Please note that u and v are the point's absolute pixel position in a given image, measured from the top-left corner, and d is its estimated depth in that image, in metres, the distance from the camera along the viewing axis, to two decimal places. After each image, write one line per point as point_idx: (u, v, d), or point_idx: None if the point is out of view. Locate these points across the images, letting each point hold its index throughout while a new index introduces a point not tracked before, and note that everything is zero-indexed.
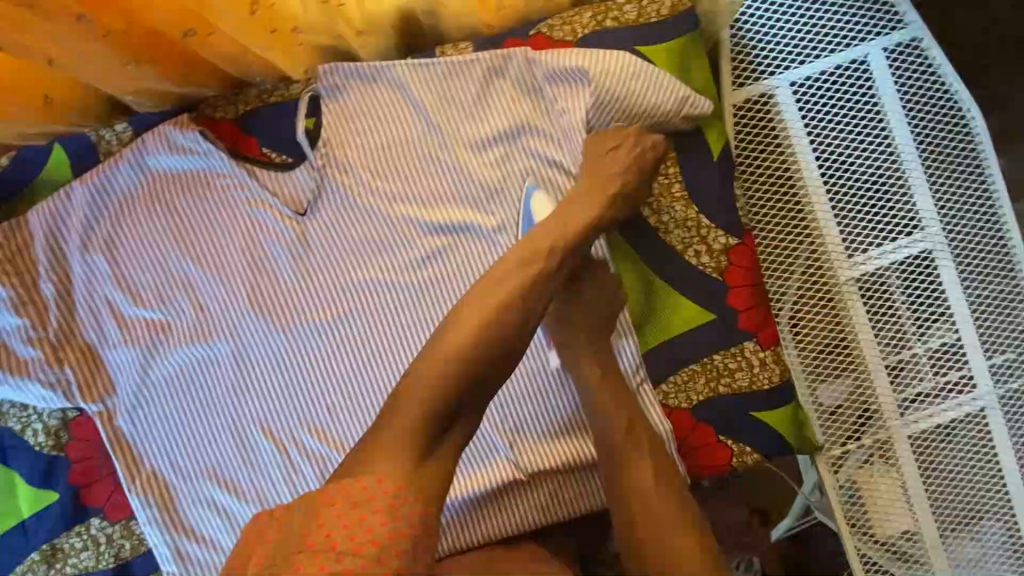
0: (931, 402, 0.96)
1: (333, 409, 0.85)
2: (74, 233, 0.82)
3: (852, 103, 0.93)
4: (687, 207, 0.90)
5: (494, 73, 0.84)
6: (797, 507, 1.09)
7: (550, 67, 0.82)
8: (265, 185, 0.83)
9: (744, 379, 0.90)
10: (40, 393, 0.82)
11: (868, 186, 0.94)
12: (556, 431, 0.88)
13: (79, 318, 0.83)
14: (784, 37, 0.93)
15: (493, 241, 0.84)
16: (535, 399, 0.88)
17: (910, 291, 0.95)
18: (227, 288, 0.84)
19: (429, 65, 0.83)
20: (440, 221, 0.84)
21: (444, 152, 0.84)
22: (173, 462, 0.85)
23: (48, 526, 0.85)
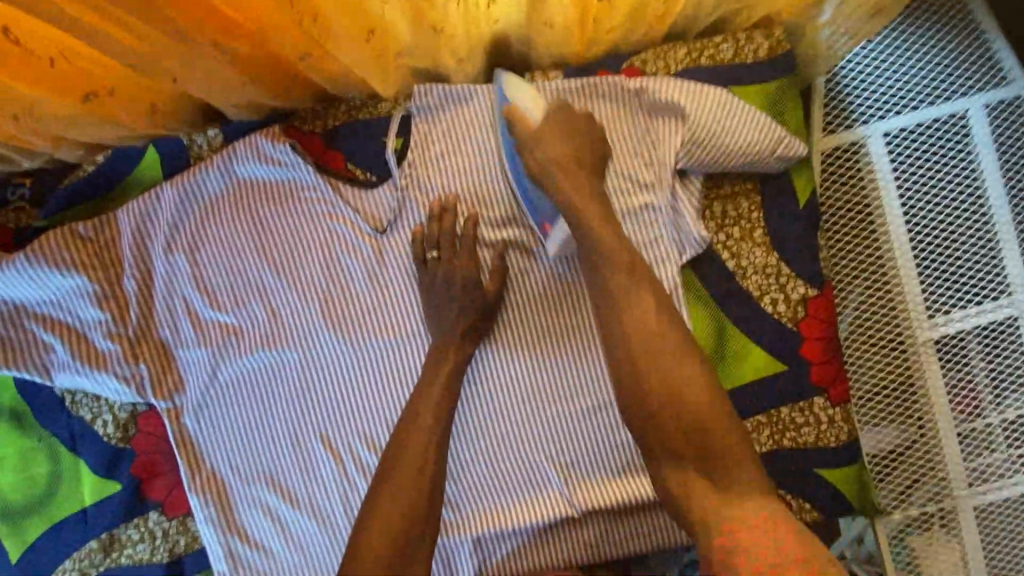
0: (1003, 475, 0.92)
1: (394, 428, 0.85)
2: (160, 233, 0.83)
3: (947, 160, 0.90)
4: (768, 253, 0.87)
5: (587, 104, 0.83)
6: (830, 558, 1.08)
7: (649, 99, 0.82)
8: (347, 201, 0.83)
9: (810, 435, 0.88)
10: (115, 387, 0.83)
11: (956, 246, 0.90)
12: (607, 470, 0.86)
13: (156, 315, 0.85)
14: (883, 86, 0.90)
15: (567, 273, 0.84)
16: (587, 438, 0.86)
17: (990, 358, 0.91)
18: (300, 298, 0.84)
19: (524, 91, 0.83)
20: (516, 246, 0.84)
21: None
22: (233, 465, 0.86)
23: (109, 515, 0.86)
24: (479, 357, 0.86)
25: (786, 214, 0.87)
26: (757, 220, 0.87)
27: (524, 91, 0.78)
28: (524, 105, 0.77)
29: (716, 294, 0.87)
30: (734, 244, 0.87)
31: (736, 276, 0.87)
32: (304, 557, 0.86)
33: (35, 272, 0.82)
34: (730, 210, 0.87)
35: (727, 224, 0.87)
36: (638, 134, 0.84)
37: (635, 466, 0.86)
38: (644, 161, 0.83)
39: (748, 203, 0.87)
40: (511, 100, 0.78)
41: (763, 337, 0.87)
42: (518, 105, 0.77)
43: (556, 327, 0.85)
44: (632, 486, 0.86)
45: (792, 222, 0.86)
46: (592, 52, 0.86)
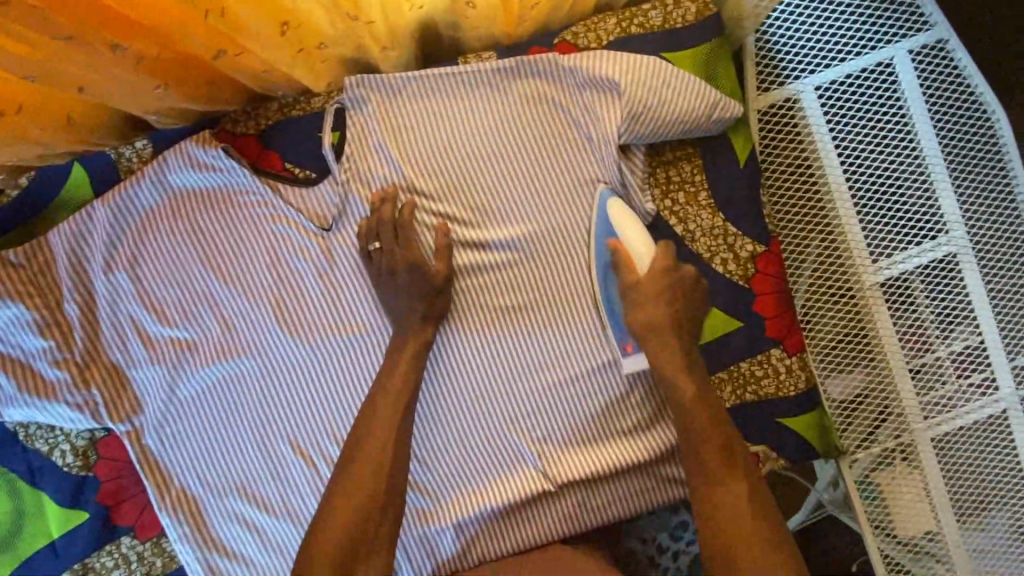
0: (954, 405, 0.97)
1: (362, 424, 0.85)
2: (96, 252, 0.81)
3: (877, 107, 0.93)
4: (714, 214, 0.88)
5: (522, 82, 0.83)
6: (809, 502, 1.12)
7: (583, 75, 0.82)
8: (288, 202, 0.82)
9: (771, 386, 0.91)
10: (68, 415, 0.81)
11: (893, 189, 0.93)
12: (586, 437, 0.88)
13: (102, 337, 0.82)
14: (811, 40, 0.92)
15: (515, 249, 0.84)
16: (566, 409, 0.87)
17: (933, 294, 0.95)
18: (251, 303, 0.83)
19: (455, 75, 0.82)
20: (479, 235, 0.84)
21: (478, 164, 0.83)
22: (202, 479, 0.85)
23: (79, 545, 0.84)
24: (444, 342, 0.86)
25: (729, 174, 0.88)
26: (701, 183, 0.88)
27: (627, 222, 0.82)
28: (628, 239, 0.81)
29: None
30: (681, 208, 0.88)
31: (686, 240, 0.88)
32: (285, 563, 0.86)
33: None
34: (674, 174, 0.88)
35: (672, 189, 0.88)
36: (576, 109, 0.83)
37: (614, 430, 0.88)
38: (585, 138, 0.84)
39: (691, 166, 0.88)
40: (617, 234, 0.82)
41: (716, 297, 0.89)
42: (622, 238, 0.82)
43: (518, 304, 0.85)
44: (616, 448, 0.88)
45: (735, 181, 0.87)
46: (523, 29, 0.86)
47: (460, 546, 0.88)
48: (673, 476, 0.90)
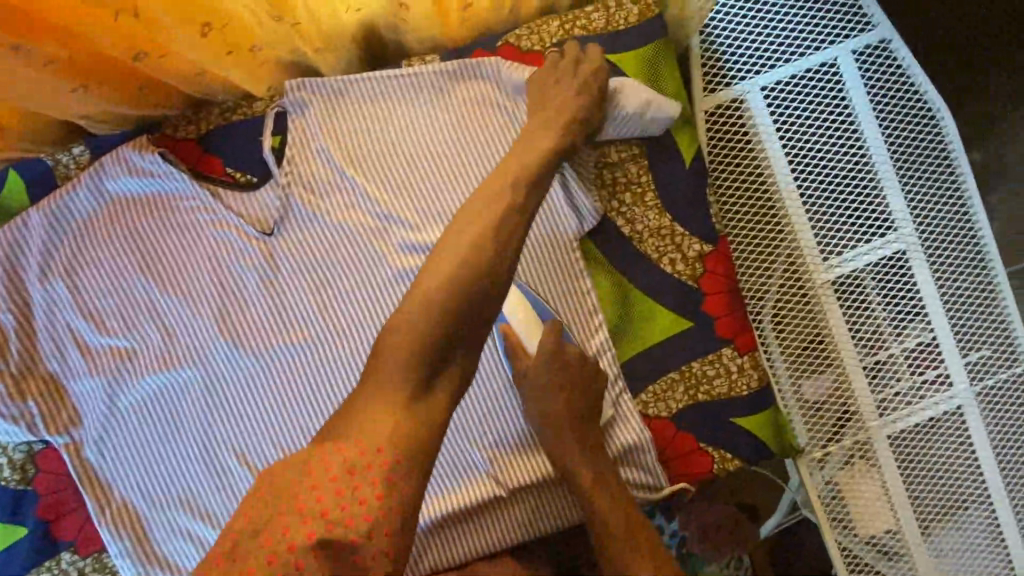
0: (909, 401, 0.97)
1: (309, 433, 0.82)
2: (33, 261, 0.79)
3: (823, 107, 0.93)
4: (661, 215, 0.88)
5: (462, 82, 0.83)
6: (782, 506, 1.08)
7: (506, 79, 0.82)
8: (231, 207, 0.81)
9: (724, 386, 0.90)
10: (4, 428, 0.79)
11: (842, 188, 0.94)
12: (538, 441, 0.87)
13: (40, 348, 0.80)
14: (754, 41, 0.93)
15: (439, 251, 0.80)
16: (516, 413, 0.87)
17: (886, 292, 0.96)
18: (193, 311, 0.82)
19: (396, 76, 0.82)
20: (418, 241, 0.81)
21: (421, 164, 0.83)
22: (144, 493, 0.83)
23: (18, 561, 0.82)
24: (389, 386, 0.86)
25: (676, 174, 0.87)
26: (647, 184, 0.88)
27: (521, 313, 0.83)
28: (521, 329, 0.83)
29: (617, 261, 0.88)
30: (628, 209, 0.88)
31: (634, 240, 0.88)
32: None
33: None
34: (620, 175, 0.88)
35: (619, 189, 0.87)
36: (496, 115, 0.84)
37: None
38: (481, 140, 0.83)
39: (637, 167, 0.87)
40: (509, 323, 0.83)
41: (666, 297, 0.89)
42: (514, 327, 0.83)
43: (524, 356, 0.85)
44: None
45: (681, 181, 0.87)
46: (467, 32, 0.86)
47: (413, 555, 0.86)
48: (569, 501, 0.87)
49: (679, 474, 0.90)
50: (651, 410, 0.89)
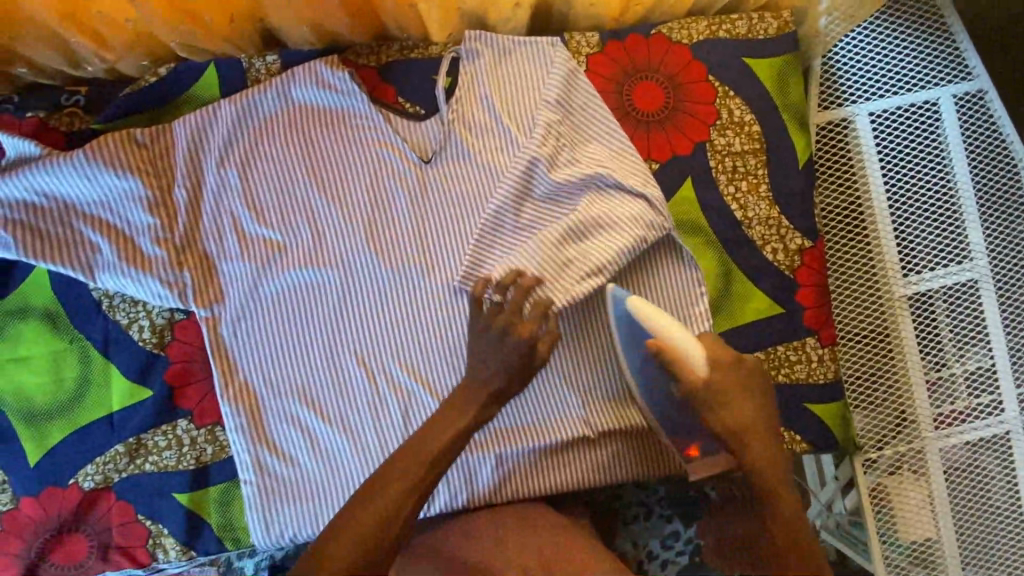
0: (963, 419, 1.04)
1: (426, 349, 0.90)
2: (214, 146, 0.87)
3: (921, 140, 1.04)
4: (771, 207, 0.97)
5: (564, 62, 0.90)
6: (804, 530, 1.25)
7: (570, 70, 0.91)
8: (398, 131, 0.90)
9: (803, 371, 0.98)
10: (158, 291, 0.85)
11: (928, 214, 1.03)
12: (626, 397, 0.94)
13: (202, 226, 0.88)
14: (869, 72, 1.04)
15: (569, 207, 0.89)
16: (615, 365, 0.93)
17: (954, 315, 1.04)
18: (344, 217, 0.90)
19: (530, 42, 0.91)
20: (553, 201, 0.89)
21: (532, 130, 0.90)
22: (266, 377, 0.89)
23: (138, 419, 0.88)
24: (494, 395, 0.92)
25: (788, 172, 0.97)
26: (762, 177, 0.97)
27: (655, 315, 0.82)
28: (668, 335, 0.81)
29: (725, 241, 0.96)
30: (742, 196, 0.97)
31: (743, 226, 0.97)
32: (330, 471, 0.89)
33: (89, 169, 0.83)
34: (740, 165, 0.97)
35: (737, 177, 0.96)
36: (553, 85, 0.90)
37: None
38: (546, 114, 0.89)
39: (755, 160, 0.97)
40: (654, 333, 0.82)
41: (764, 282, 0.97)
42: (662, 336, 0.81)
43: (594, 359, 0.93)
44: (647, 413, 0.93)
45: (792, 179, 0.97)
46: (625, 19, 0.97)
47: (499, 479, 0.92)
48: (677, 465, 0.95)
49: None
50: None
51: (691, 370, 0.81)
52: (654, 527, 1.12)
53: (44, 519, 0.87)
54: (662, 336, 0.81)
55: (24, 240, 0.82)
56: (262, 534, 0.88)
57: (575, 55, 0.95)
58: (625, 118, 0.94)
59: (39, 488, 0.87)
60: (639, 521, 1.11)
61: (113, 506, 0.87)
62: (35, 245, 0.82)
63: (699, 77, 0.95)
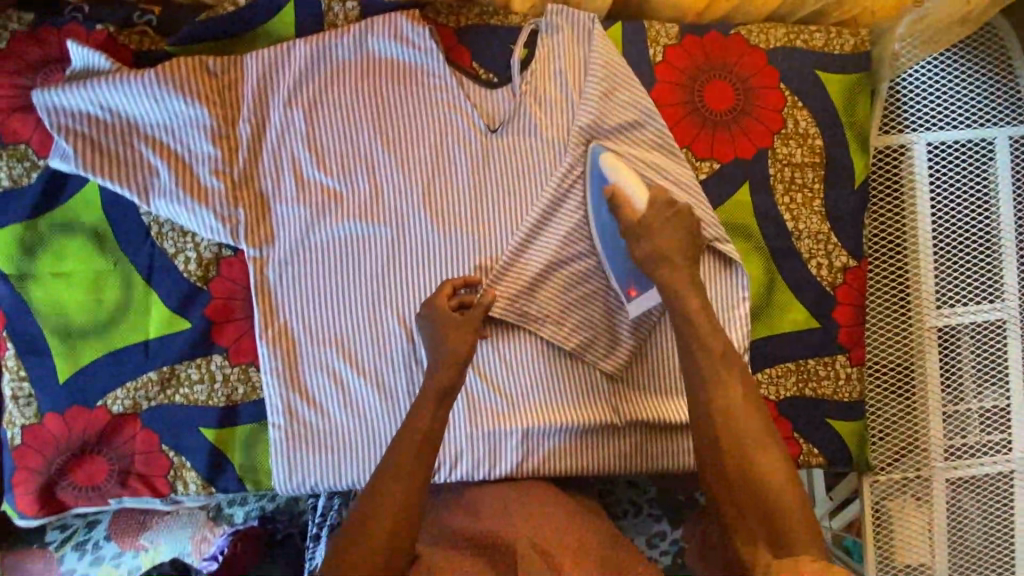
0: (973, 453, 1.06)
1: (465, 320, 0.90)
2: (284, 86, 0.86)
3: (976, 175, 1.04)
4: (821, 222, 0.98)
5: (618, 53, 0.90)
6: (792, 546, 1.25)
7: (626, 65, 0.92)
8: (468, 96, 0.90)
9: (829, 387, 0.99)
10: (210, 223, 0.84)
11: (970, 249, 1.04)
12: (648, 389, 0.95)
13: (262, 164, 0.87)
14: (934, 102, 1.04)
15: None
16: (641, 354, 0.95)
17: (979, 351, 1.06)
18: (404, 175, 0.89)
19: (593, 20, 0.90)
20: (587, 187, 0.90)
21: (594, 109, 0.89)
22: (306, 325, 0.88)
23: (175, 349, 0.87)
24: (490, 346, 0.93)
25: (843, 190, 0.98)
26: (817, 192, 0.98)
27: (621, 169, 0.87)
28: (626, 184, 0.85)
29: (772, 249, 0.97)
30: (796, 208, 0.97)
31: (792, 236, 0.98)
32: (359, 425, 0.89)
33: (158, 92, 0.82)
34: (798, 177, 0.97)
35: (793, 189, 0.97)
36: (618, 72, 0.91)
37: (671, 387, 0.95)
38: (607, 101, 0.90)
39: (814, 174, 0.98)
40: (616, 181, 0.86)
41: (804, 294, 0.98)
42: (620, 184, 0.85)
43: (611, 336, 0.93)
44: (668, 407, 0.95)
45: (846, 197, 0.98)
46: (705, 17, 0.97)
47: (522, 455, 0.93)
48: (689, 446, 0.96)
49: None
50: (763, 390, 0.98)
51: (635, 212, 0.83)
52: (642, 524, 1.14)
53: (66, 437, 0.86)
54: (618, 181, 0.86)
55: (85, 154, 0.81)
56: (285, 480, 0.88)
57: (652, 45, 0.94)
58: (692, 114, 0.95)
59: (66, 405, 0.86)
60: (628, 517, 1.14)
61: (137, 434, 0.87)
62: (95, 161, 0.81)
63: (771, 84, 0.96)
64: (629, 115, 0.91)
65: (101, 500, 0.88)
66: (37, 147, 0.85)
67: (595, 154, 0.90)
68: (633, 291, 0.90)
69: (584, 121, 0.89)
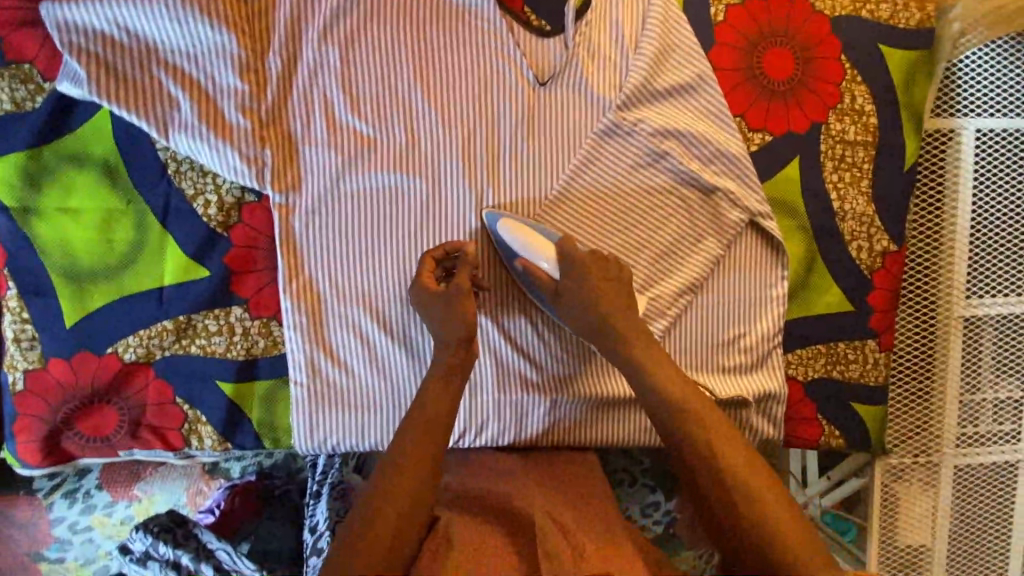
0: (983, 442, 1.08)
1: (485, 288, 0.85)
2: (320, 17, 0.79)
3: (1021, 165, 1.01)
4: (867, 203, 0.95)
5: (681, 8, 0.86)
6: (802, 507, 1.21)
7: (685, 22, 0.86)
8: (517, 45, 0.84)
9: (856, 370, 0.98)
10: (234, 163, 0.78)
11: (1006, 239, 1.03)
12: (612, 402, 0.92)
13: (291, 103, 0.80)
14: (988, 86, 1.01)
15: (659, 158, 0.86)
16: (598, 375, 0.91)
17: (1001, 343, 1.06)
18: (444, 124, 0.83)
19: None
20: (634, 152, 0.86)
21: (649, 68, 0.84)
22: (332, 279, 0.83)
23: (192, 298, 0.82)
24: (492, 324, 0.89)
25: (891, 171, 0.95)
26: (866, 172, 0.95)
27: (519, 231, 0.81)
28: (534, 253, 0.80)
29: (814, 229, 0.95)
30: (843, 187, 0.95)
31: (836, 217, 0.95)
32: (384, 385, 0.85)
33: (182, 13, 0.75)
34: (848, 155, 0.94)
35: (842, 167, 0.94)
36: (678, 30, 0.86)
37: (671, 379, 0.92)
38: (662, 61, 0.85)
39: (864, 153, 0.95)
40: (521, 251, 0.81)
41: (842, 276, 0.97)
42: (529, 257, 0.81)
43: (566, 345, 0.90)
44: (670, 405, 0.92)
45: (894, 179, 0.95)
46: None
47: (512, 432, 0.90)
48: (646, 423, 0.93)
49: (792, 433, 0.98)
50: (791, 370, 0.97)
51: None
52: (637, 493, 1.08)
53: (73, 385, 0.81)
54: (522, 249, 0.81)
55: (98, 78, 0.74)
56: (306, 440, 0.85)
57: (713, 4, 0.90)
58: (749, 80, 0.91)
59: (72, 351, 0.81)
60: (623, 486, 1.08)
61: (150, 384, 0.83)
62: (110, 86, 0.74)
63: (831, 55, 0.92)
64: (685, 77, 0.86)
65: (110, 452, 0.84)
66: (42, 68, 0.78)
67: (643, 115, 0.85)
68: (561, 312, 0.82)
69: (637, 80, 0.83)
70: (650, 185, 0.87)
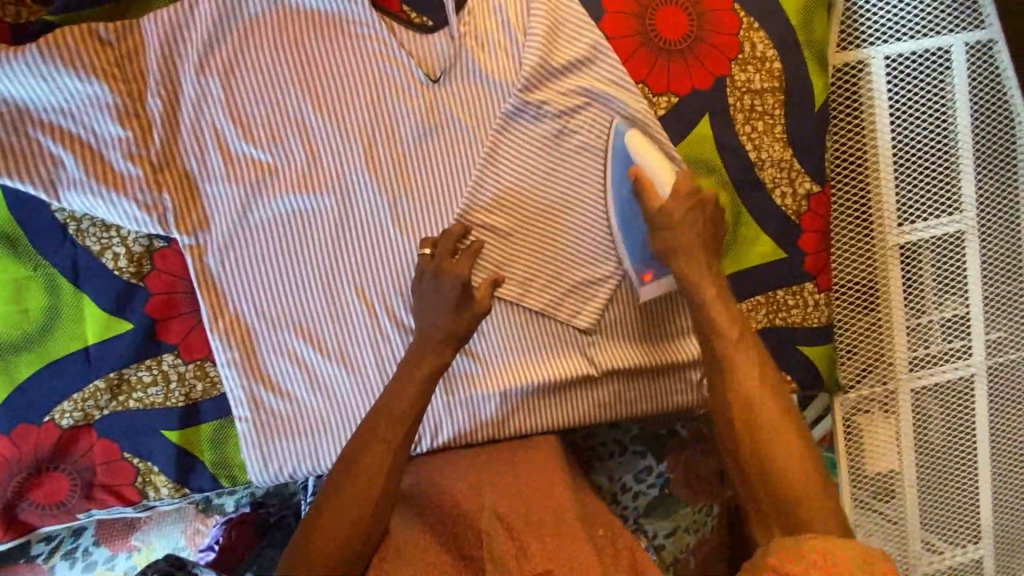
0: (935, 362, 1.08)
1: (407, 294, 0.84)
2: (194, 49, 0.77)
3: (931, 86, 1.01)
4: (784, 148, 0.95)
5: None
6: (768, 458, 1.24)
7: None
8: (402, 45, 0.82)
9: (798, 315, 0.99)
10: (134, 214, 0.77)
11: (927, 161, 1.02)
12: (562, 385, 0.91)
13: (181, 140, 0.79)
14: (889, 12, 1.00)
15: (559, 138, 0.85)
16: (540, 359, 0.90)
17: (939, 263, 1.05)
18: (342, 136, 0.82)
19: None
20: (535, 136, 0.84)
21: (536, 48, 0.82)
22: (257, 309, 0.82)
23: (118, 354, 0.81)
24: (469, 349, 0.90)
25: (803, 112, 0.94)
26: (778, 118, 0.95)
27: (649, 151, 0.83)
28: (653, 170, 0.81)
29: (735, 182, 0.95)
30: (757, 136, 0.95)
31: (755, 167, 0.95)
32: (329, 405, 0.85)
33: (47, 70, 0.74)
34: (757, 104, 0.94)
35: (753, 117, 0.94)
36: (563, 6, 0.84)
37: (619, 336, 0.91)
38: (551, 37, 0.83)
39: (772, 99, 0.94)
40: (639, 164, 0.82)
41: (769, 225, 0.97)
42: (645, 166, 0.82)
43: (512, 342, 0.90)
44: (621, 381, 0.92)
45: (809, 122, 0.94)
46: None
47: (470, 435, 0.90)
48: (600, 398, 0.92)
49: None
50: None
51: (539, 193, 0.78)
52: (628, 463, 1.04)
53: (16, 457, 0.81)
54: (645, 166, 0.82)
55: None
56: (261, 472, 0.85)
57: None
58: (644, 46, 0.90)
59: (9, 425, 0.81)
60: (614, 457, 1.04)
61: (94, 444, 0.83)
62: None
63: (722, 7, 0.91)
64: (578, 52, 0.84)
65: (69, 516, 0.84)
66: None
67: (540, 98, 0.84)
68: (649, 277, 0.88)
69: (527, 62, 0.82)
70: (562, 163, 0.86)
